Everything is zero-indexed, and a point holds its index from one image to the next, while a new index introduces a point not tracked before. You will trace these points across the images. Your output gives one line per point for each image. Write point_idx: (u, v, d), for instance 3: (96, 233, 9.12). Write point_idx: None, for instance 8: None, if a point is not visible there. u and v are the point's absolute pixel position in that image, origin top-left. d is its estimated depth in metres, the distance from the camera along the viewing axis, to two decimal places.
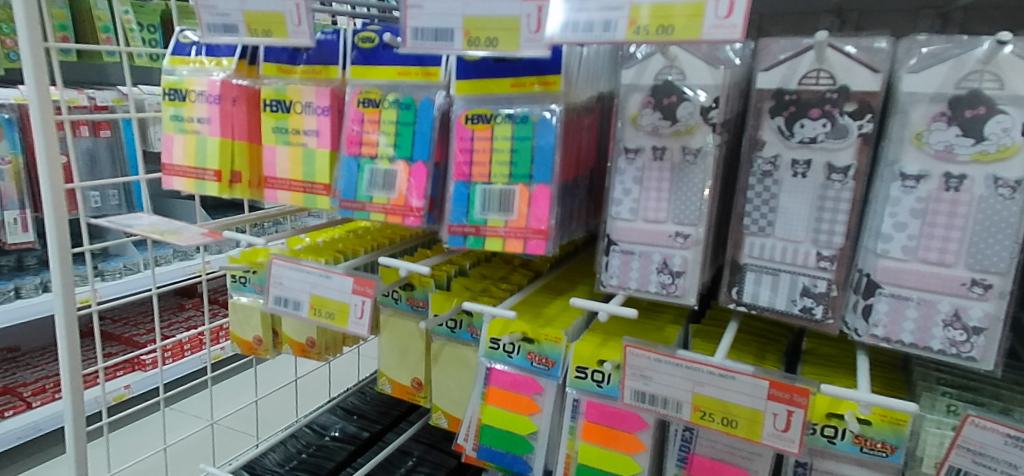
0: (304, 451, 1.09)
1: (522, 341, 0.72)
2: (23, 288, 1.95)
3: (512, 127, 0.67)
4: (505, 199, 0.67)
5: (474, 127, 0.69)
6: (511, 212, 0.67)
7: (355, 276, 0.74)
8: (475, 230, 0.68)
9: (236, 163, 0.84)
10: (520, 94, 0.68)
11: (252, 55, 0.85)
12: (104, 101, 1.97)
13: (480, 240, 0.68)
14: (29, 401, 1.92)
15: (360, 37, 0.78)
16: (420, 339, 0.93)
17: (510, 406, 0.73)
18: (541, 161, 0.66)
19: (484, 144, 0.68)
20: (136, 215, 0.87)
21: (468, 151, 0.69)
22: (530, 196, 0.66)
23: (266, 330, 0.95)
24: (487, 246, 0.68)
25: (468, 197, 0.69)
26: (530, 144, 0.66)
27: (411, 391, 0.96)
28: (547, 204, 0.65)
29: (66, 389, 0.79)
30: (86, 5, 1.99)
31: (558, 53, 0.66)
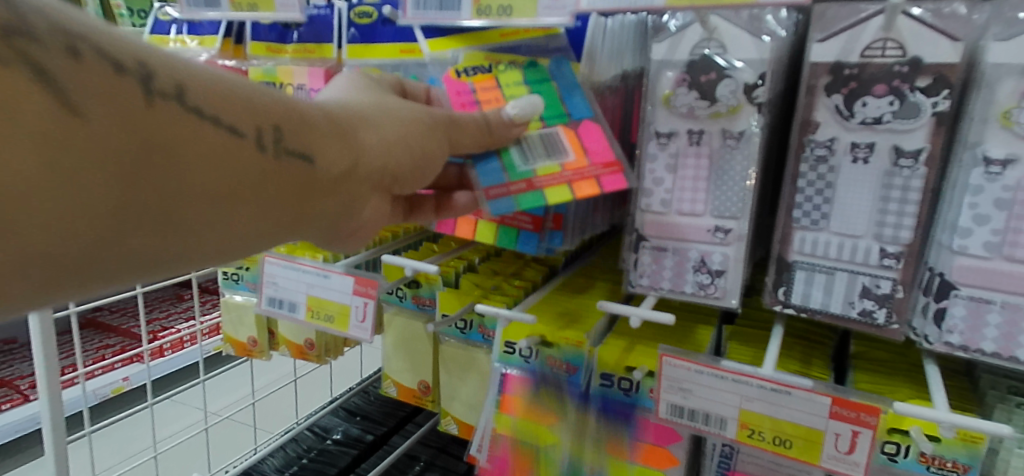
0: (305, 456, 1.03)
1: (540, 345, 0.66)
2: None
3: (522, 72, 0.61)
4: (550, 143, 0.58)
5: (472, 79, 0.61)
6: (562, 155, 0.57)
7: (356, 276, 0.67)
8: (526, 185, 0.56)
9: None
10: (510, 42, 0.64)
11: (238, 33, 0.78)
12: None
13: (538, 194, 0.55)
14: (26, 394, 1.77)
15: (356, 12, 0.71)
16: (426, 340, 0.87)
17: (526, 416, 0.67)
18: (573, 97, 0.60)
19: (490, 91, 0.60)
20: None
21: (473, 103, 0.60)
22: (577, 133, 0.58)
23: (262, 331, 0.89)
24: (551, 196, 0.54)
25: (501, 156, 0.57)
26: (552, 85, 0.60)
27: (418, 394, 0.91)
28: (600, 138, 0.58)
29: (42, 392, 0.72)
30: None
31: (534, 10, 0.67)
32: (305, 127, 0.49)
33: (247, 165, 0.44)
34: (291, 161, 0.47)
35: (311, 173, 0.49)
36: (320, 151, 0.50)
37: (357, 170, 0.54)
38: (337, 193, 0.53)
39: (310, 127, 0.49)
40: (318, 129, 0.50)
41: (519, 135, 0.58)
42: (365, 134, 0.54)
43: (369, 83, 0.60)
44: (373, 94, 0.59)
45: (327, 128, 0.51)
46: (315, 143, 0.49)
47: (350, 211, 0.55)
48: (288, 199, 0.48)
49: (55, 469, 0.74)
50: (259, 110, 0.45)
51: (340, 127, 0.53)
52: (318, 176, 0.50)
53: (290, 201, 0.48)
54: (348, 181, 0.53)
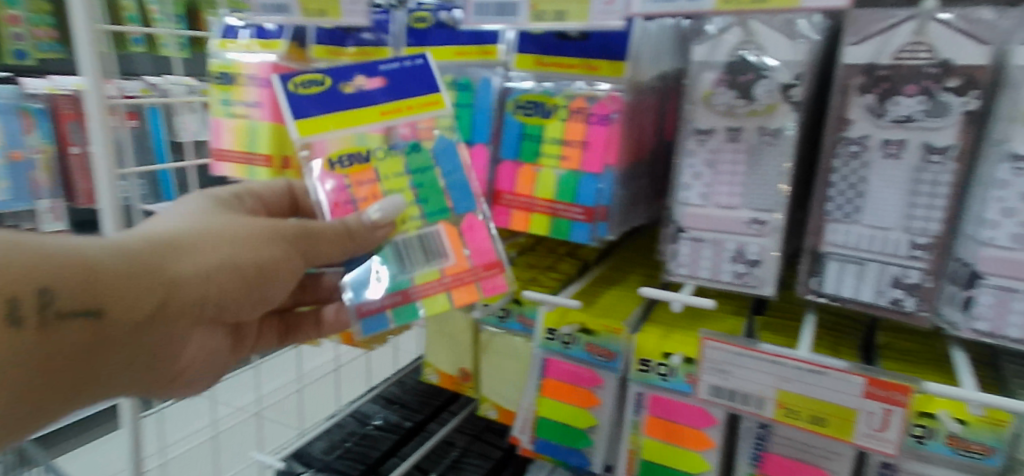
0: (348, 440, 1.08)
1: (580, 331, 0.70)
2: None
3: (405, 159, 0.65)
4: (430, 247, 0.64)
5: (347, 171, 0.64)
6: (440, 259, 0.64)
7: None
8: (404, 297, 0.63)
9: (287, 149, 0.81)
10: (394, 121, 0.64)
11: (302, 37, 0.82)
12: None
13: (414, 305, 0.63)
14: None
15: (413, 17, 0.76)
16: (468, 329, 0.93)
17: (567, 399, 0.71)
18: (458, 189, 0.65)
19: (369, 185, 0.64)
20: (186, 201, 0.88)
21: (349, 201, 0.64)
22: (459, 232, 0.65)
23: None
24: (430, 308, 0.63)
25: (381, 261, 0.64)
26: (434, 173, 0.65)
27: (458, 381, 0.96)
28: (482, 236, 0.65)
29: None
30: None
31: (414, 73, 0.65)
32: (101, 281, 0.54)
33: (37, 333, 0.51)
34: (73, 318, 0.53)
35: (106, 326, 0.56)
36: (124, 298, 0.56)
37: (174, 302, 0.60)
38: (144, 332, 0.59)
39: (104, 279, 0.55)
40: (127, 275, 0.56)
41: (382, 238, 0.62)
42: (184, 265, 0.60)
43: (211, 208, 0.67)
44: (219, 215, 0.66)
45: (139, 269, 0.57)
46: (114, 293, 0.55)
47: (167, 346, 0.64)
48: (91, 351, 0.56)
49: (131, 441, 0.79)
50: (37, 274, 0.50)
51: (154, 268, 0.58)
52: (112, 326, 0.56)
53: (93, 348, 0.56)
54: (161, 319, 0.60)
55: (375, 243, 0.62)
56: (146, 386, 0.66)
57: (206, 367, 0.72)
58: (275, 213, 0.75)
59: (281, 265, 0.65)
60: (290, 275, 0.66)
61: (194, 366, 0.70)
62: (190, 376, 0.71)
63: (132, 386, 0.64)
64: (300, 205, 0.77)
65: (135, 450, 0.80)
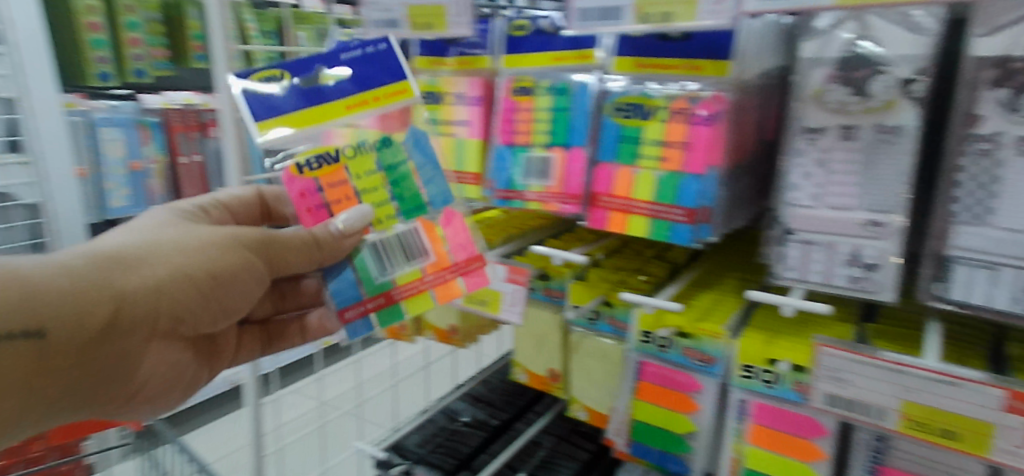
0: (439, 435, 1.11)
1: (677, 335, 0.69)
2: None
3: (376, 156, 0.65)
4: (408, 246, 0.65)
5: (317, 172, 0.63)
6: (417, 259, 0.65)
7: (508, 264, 0.78)
8: (385, 298, 0.65)
9: None
10: (360, 114, 0.64)
11: (406, 50, 0.89)
12: None
13: (397, 306, 0.65)
14: None
15: (512, 26, 0.78)
16: (557, 329, 0.93)
17: (666, 404, 0.70)
18: (433, 186, 0.66)
19: (341, 186, 0.64)
20: None
21: (322, 205, 0.64)
22: (437, 229, 0.66)
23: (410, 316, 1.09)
24: (414, 307, 0.65)
25: (360, 265, 0.65)
26: (407, 168, 0.66)
27: (547, 381, 0.97)
28: (461, 231, 0.66)
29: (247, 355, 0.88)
30: None
31: (377, 58, 0.65)
32: (42, 300, 0.52)
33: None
34: (14, 341, 0.50)
35: (49, 346, 0.52)
36: (70, 314, 0.54)
37: (125, 316, 0.58)
38: (97, 348, 0.57)
39: (44, 299, 0.52)
40: (72, 290, 0.54)
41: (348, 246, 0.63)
42: (136, 278, 0.59)
43: (169, 219, 0.65)
44: (171, 224, 0.65)
45: (88, 285, 0.55)
46: (55, 311, 0.52)
47: (126, 363, 0.61)
48: (35, 373, 0.53)
49: (251, 421, 0.89)
50: None
51: (104, 284, 0.56)
52: (58, 346, 0.53)
53: (39, 371, 0.53)
54: (112, 334, 0.58)
55: (343, 254, 0.64)
56: (101, 409, 0.63)
57: (170, 386, 0.68)
58: (243, 218, 0.77)
59: (241, 272, 0.66)
60: (249, 282, 0.67)
61: (159, 386, 0.67)
62: (156, 396, 0.68)
63: (86, 408, 0.61)
64: (271, 210, 0.82)
65: (256, 430, 0.90)
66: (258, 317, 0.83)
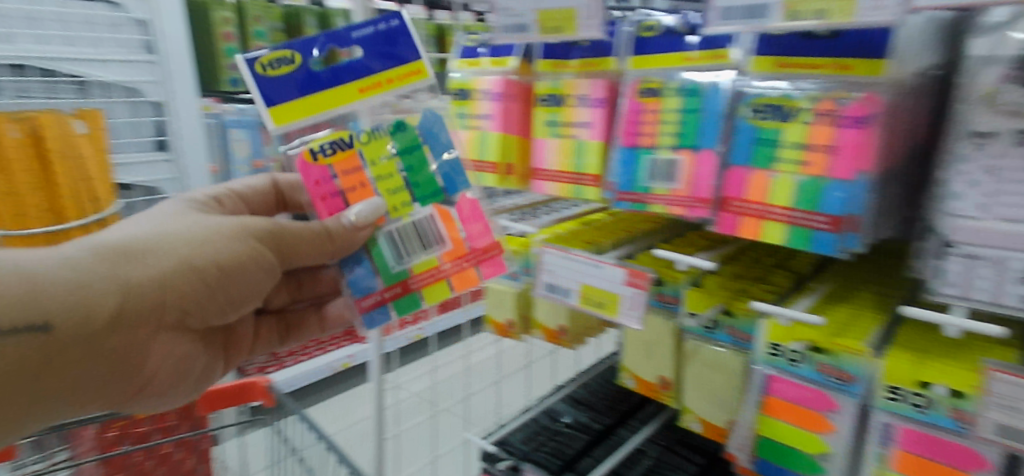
0: (542, 433, 1.13)
1: (811, 350, 0.65)
2: None
3: (390, 141, 0.70)
4: (423, 234, 0.71)
5: (330, 159, 0.68)
6: (433, 247, 0.71)
7: (628, 268, 0.77)
8: (403, 288, 0.71)
9: (511, 156, 0.94)
10: (373, 97, 0.69)
11: (529, 54, 0.93)
12: None
13: (415, 295, 0.71)
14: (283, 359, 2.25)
15: (642, 26, 0.77)
16: (669, 336, 0.91)
17: (798, 422, 0.67)
18: (450, 175, 0.72)
19: (356, 172, 0.69)
20: None
21: (333, 192, 0.69)
22: (451, 217, 0.72)
23: (518, 315, 1.14)
24: (432, 293, 0.72)
25: (375, 254, 0.71)
26: (422, 154, 0.71)
27: (657, 389, 0.95)
28: (475, 220, 0.72)
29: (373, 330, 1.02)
30: None
31: (390, 35, 0.69)
32: (52, 294, 0.57)
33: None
34: (27, 334, 0.55)
35: (59, 339, 0.58)
36: (79, 306, 0.59)
37: (132, 309, 0.64)
38: (107, 338, 0.63)
39: (54, 294, 0.57)
40: (80, 284, 0.60)
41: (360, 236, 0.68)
42: (143, 272, 0.64)
43: (177, 214, 0.72)
44: (177, 219, 0.71)
45: (96, 279, 0.61)
46: (64, 304, 0.58)
47: (136, 353, 0.68)
48: (52, 363, 0.59)
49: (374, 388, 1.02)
50: None
51: (112, 279, 0.62)
52: (69, 338, 0.59)
53: (53, 360, 0.59)
54: (120, 326, 0.64)
55: (353, 245, 0.69)
56: (115, 396, 0.70)
57: (178, 376, 0.76)
58: (258, 207, 0.86)
59: (248, 262, 0.71)
60: (257, 272, 0.73)
61: (166, 377, 0.74)
62: (162, 387, 0.74)
63: (99, 395, 0.67)
64: (286, 199, 0.88)
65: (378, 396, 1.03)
66: (273, 308, 0.94)
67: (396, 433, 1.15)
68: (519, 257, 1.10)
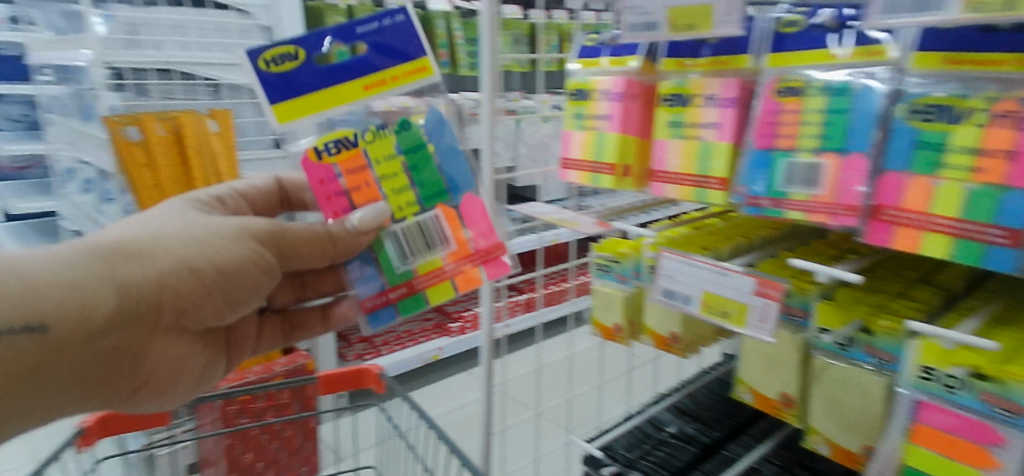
0: (647, 442, 1.10)
1: (973, 377, 0.60)
2: None
3: (395, 141, 0.71)
4: (427, 234, 0.72)
5: (334, 158, 0.70)
6: (438, 247, 0.72)
7: (758, 277, 0.74)
8: (408, 286, 0.73)
9: (629, 158, 0.92)
10: (377, 95, 0.69)
11: (654, 53, 0.90)
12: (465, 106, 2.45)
13: (420, 294, 0.73)
14: (379, 349, 2.34)
15: (783, 22, 0.74)
16: (795, 351, 0.85)
17: (956, 455, 0.62)
18: (454, 174, 0.72)
19: (359, 172, 0.70)
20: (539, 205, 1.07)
21: (338, 191, 0.70)
22: (457, 218, 0.72)
23: (627, 319, 1.11)
24: (436, 292, 0.73)
25: (381, 251, 0.73)
26: (425, 153, 0.71)
27: (778, 406, 0.90)
28: (479, 221, 0.73)
29: (484, 319, 1.07)
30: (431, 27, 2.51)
31: (397, 31, 0.68)
32: (47, 293, 0.56)
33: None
34: (21, 335, 0.54)
35: (57, 340, 0.57)
36: (78, 305, 0.58)
37: (130, 308, 0.63)
38: (105, 339, 0.62)
39: (50, 295, 0.56)
40: (76, 283, 0.58)
41: (361, 240, 0.70)
42: (141, 272, 0.63)
43: (175, 214, 0.71)
44: (177, 219, 0.70)
45: (91, 278, 0.59)
46: (61, 302, 0.57)
47: (135, 354, 0.66)
48: (51, 363, 0.58)
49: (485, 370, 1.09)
50: None
51: (111, 278, 0.61)
52: (67, 339, 0.58)
53: (49, 363, 0.57)
54: (118, 326, 0.62)
55: (355, 248, 0.71)
56: (107, 400, 0.68)
57: (177, 378, 0.74)
58: (262, 208, 0.86)
59: (246, 263, 0.70)
60: (256, 273, 0.72)
61: (165, 378, 0.72)
62: (161, 387, 0.73)
63: (92, 398, 0.66)
64: (289, 196, 0.89)
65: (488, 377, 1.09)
66: (278, 306, 0.90)
67: (502, 427, 1.16)
68: (631, 259, 1.09)
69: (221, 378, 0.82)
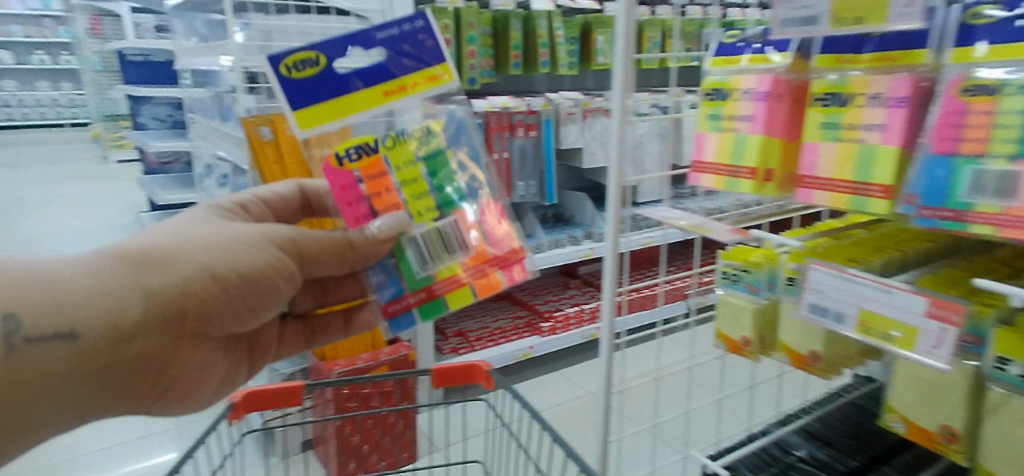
0: (774, 465, 1.03)
1: None
2: (542, 245, 2.47)
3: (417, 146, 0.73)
4: (448, 240, 0.72)
5: (354, 164, 0.71)
6: (460, 253, 0.72)
7: (932, 298, 0.67)
8: (426, 293, 0.72)
9: (771, 162, 0.86)
10: (396, 100, 0.71)
11: (807, 49, 0.85)
12: (568, 107, 2.45)
13: (439, 301, 0.72)
14: (472, 344, 2.38)
15: (971, 12, 0.65)
16: (964, 382, 0.77)
17: None
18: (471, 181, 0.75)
19: (381, 176, 0.71)
20: (666, 208, 1.05)
21: (359, 194, 0.71)
22: (478, 224, 0.73)
23: (757, 332, 1.04)
24: (456, 299, 0.72)
25: (400, 256, 0.72)
26: (444, 160, 0.74)
27: (938, 440, 0.81)
28: (496, 227, 0.74)
29: (606, 311, 1.04)
30: (534, 28, 2.52)
31: (414, 36, 0.71)
32: (74, 301, 0.54)
33: (13, 361, 0.51)
34: (51, 343, 0.52)
35: (85, 349, 0.54)
36: (107, 312, 0.56)
37: (156, 314, 0.60)
38: (133, 346, 0.59)
39: (75, 303, 0.54)
40: (102, 290, 0.56)
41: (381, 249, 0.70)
42: (166, 278, 0.61)
43: (199, 219, 0.69)
44: (201, 225, 0.68)
45: (113, 285, 0.57)
46: (89, 310, 0.54)
47: (164, 362, 0.64)
48: (79, 374, 0.56)
49: (606, 366, 1.06)
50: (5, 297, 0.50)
51: (136, 284, 0.59)
52: (93, 349, 0.55)
53: (74, 374, 0.55)
54: (143, 335, 0.60)
55: (375, 256, 0.71)
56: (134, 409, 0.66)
57: (199, 385, 0.72)
58: (285, 214, 0.83)
59: (270, 271, 0.68)
60: (279, 281, 0.70)
61: (188, 381, 0.70)
62: (185, 393, 0.71)
63: (117, 408, 0.64)
64: (312, 203, 0.85)
65: (608, 377, 1.06)
66: (300, 312, 0.88)
67: (620, 436, 1.13)
68: (766, 269, 1.02)
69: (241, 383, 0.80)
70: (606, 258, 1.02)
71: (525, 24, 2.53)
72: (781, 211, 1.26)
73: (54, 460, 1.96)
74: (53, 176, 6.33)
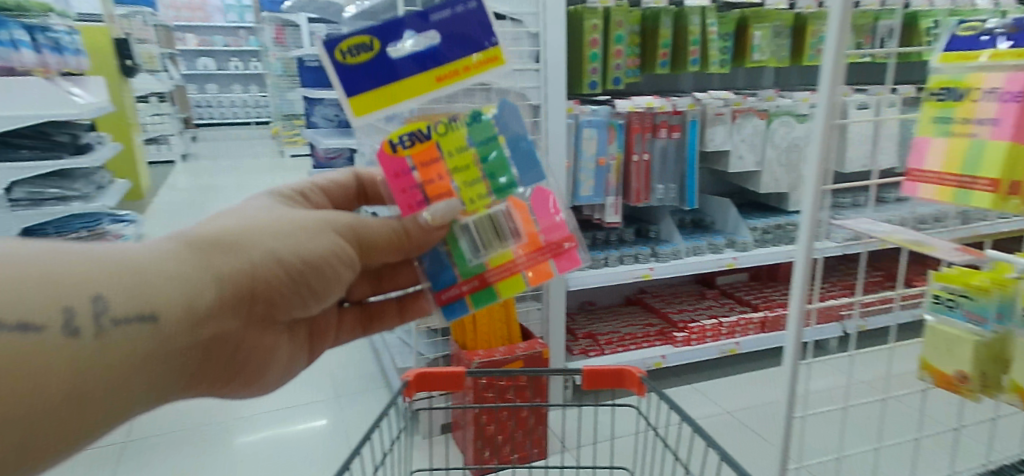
0: None
1: None
2: (680, 251, 2.38)
3: (469, 131, 0.74)
4: (500, 228, 0.74)
5: (407, 150, 0.72)
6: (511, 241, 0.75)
7: None
8: (479, 279, 0.76)
9: (1018, 172, 0.76)
10: (450, 85, 0.71)
11: None
12: (720, 107, 2.31)
13: (491, 287, 0.76)
14: (602, 347, 2.34)
15: None
16: None
17: None
18: (523, 167, 0.75)
19: (434, 163, 0.73)
20: (871, 221, 0.98)
21: (413, 182, 0.72)
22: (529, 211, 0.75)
23: (978, 368, 0.90)
24: (507, 284, 0.76)
25: (452, 243, 0.75)
26: (496, 145, 0.74)
27: None
28: (545, 213, 0.76)
29: (793, 321, 0.97)
30: (685, 24, 2.41)
31: (468, 18, 0.71)
32: (152, 284, 0.53)
33: (102, 343, 0.50)
34: (132, 326, 0.51)
35: (164, 332, 0.54)
36: (181, 295, 0.54)
37: (229, 300, 0.59)
38: (206, 331, 0.58)
39: (150, 287, 0.53)
40: (174, 273, 0.55)
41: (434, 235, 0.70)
42: (238, 264, 0.59)
43: (263, 205, 0.67)
44: (265, 210, 0.65)
45: (186, 269, 0.56)
46: (167, 293, 0.53)
47: (236, 346, 0.63)
48: (158, 358, 0.55)
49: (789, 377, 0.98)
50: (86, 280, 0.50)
51: (208, 269, 0.57)
52: (171, 332, 0.54)
53: (155, 358, 0.55)
54: (216, 320, 0.58)
55: (430, 243, 0.70)
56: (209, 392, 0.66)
57: (267, 369, 0.71)
58: (339, 201, 0.83)
59: (332, 257, 0.64)
60: (342, 268, 0.66)
61: (257, 366, 0.69)
62: (253, 377, 0.70)
63: (193, 392, 0.63)
64: (366, 190, 0.85)
65: (791, 390, 0.99)
66: (357, 298, 0.85)
67: (799, 464, 1.04)
68: (996, 296, 0.88)
69: (304, 369, 0.80)
70: (797, 262, 0.95)
71: (676, 21, 2.42)
72: (970, 229, 1.09)
73: (230, 417, 2.20)
74: (239, 167, 7.22)
